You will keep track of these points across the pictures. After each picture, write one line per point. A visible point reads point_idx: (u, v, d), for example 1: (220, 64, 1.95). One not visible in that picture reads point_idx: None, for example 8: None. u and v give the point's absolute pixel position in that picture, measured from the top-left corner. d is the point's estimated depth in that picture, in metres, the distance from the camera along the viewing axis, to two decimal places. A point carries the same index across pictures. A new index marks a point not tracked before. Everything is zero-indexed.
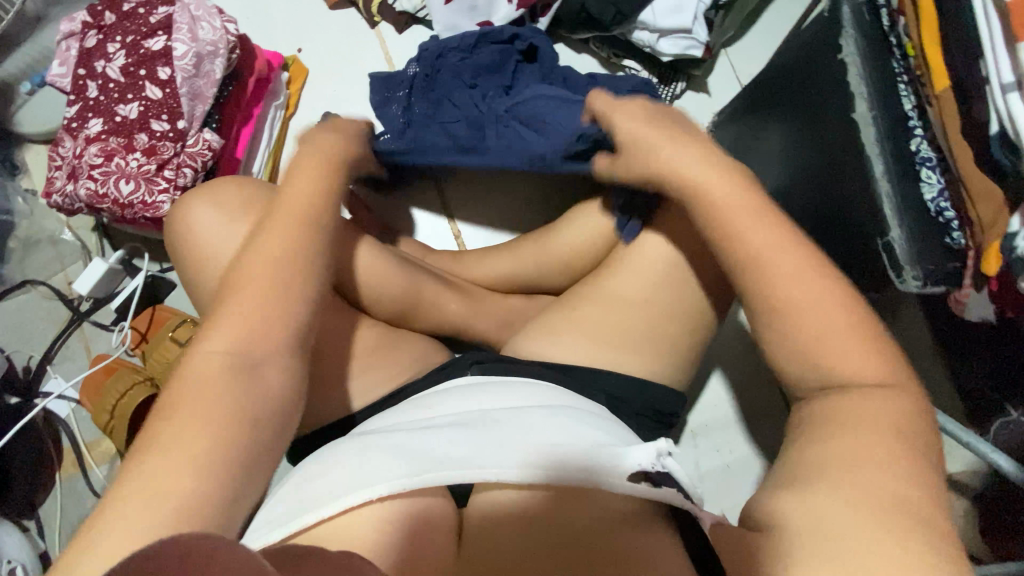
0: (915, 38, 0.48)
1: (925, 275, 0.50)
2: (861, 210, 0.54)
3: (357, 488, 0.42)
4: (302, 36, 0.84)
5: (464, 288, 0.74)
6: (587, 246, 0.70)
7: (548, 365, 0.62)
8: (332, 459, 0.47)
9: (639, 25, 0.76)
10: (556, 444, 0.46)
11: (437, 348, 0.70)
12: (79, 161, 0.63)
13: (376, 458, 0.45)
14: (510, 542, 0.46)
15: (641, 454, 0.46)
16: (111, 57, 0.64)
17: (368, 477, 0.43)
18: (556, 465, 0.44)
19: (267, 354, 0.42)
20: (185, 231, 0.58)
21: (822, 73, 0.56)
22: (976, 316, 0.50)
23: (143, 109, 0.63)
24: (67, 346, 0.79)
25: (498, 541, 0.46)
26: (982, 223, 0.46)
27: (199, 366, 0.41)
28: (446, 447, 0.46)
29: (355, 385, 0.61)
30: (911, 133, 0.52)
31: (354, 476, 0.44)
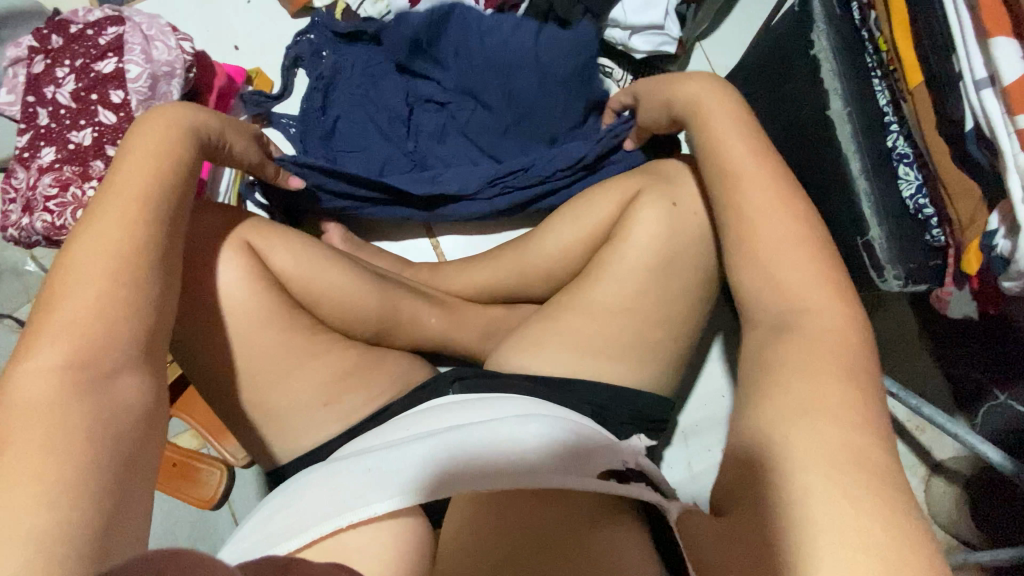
0: (887, 32, 0.47)
1: (906, 274, 0.49)
2: (841, 209, 0.53)
3: (342, 509, 0.42)
4: (265, 49, 0.81)
5: (444, 301, 0.73)
6: (567, 253, 0.69)
7: (532, 378, 0.62)
8: (314, 481, 0.47)
9: (609, 22, 0.74)
10: (536, 447, 0.46)
11: (419, 364, 0.68)
12: (33, 193, 0.60)
13: (357, 477, 0.45)
14: (490, 547, 0.46)
15: (611, 456, 0.48)
16: (61, 82, 0.61)
17: (352, 498, 0.43)
18: (544, 470, 0.44)
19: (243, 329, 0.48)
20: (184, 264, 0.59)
21: (796, 70, 0.55)
22: (958, 312, 0.49)
23: (96, 135, 0.60)
24: None
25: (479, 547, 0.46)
26: (960, 221, 0.45)
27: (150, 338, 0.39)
28: (422, 458, 0.45)
29: (333, 409, 0.59)
30: (887, 129, 0.51)
31: (340, 496, 0.44)
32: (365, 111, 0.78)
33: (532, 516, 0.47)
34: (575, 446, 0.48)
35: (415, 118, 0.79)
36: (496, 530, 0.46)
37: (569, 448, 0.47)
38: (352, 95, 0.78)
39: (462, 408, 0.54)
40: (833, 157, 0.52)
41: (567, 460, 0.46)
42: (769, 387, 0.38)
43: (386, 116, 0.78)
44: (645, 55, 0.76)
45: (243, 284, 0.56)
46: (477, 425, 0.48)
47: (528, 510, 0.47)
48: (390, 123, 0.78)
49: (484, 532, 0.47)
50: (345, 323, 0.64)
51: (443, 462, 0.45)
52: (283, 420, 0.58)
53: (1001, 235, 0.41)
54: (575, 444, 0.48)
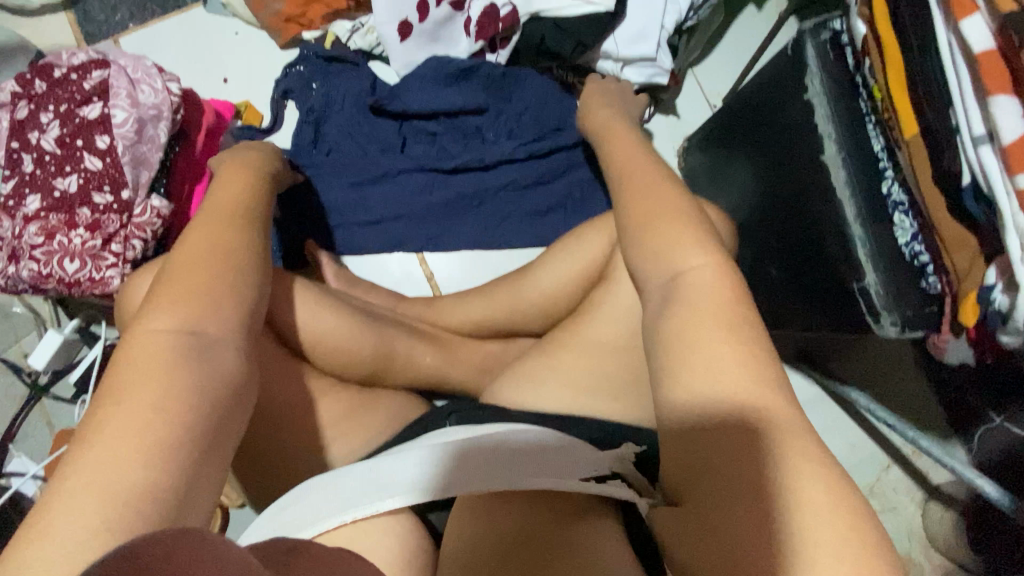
0: (881, 81, 0.47)
1: (902, 321, 0.49)
2: (835, 252, 0.53)
3: (343, 505, 0.44)
4: (253, 82, 0.80)
5: (438, 338, 0.72)
6: (563, 288, 0.68)
7: (532, 415, 0.60)
8: (318, 480, 0.48)
9: (601, 54, 0.74)
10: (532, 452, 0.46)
11: (415, 403, 0.68)
12: (18, 241, 0.59)
13: (361, 475, 0.46)
14: (477, 559, 0.44)
15: (598, 459, 0.48)
16: (45, 127, 0.60)
17: (354, 495, 0.44)
18: (532, 476, 0.44)
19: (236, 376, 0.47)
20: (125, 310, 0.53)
21: (790, 111, 0.55)
22: (954, 359, 0.49)
23: (82, 182, 0.59)
24: (28, 422, 0.75)
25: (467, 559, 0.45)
26: (957, 272, 0.45)
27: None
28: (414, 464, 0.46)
29: (327, 455, 0.58)
30: (881, 175, 0.50)
31: (342, 493, 0.45)
32: (357, 141, 0.77)
33: (517, 519, 0.46)
34: (568, 451, 0.48)
35: (408, 146, 0.79)
36: (483, 538, 0.45)
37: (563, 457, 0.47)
38: (344, 125, 0.77)
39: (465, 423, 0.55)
40: (828, 199, 0.52)
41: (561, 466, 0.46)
42: (749, 414, 0.35)
43: (379, 145, 0.78)
44: (638, 86, 0.76)
45: None
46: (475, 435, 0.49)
47: (512, 512, 0.46)
48: (383, 152, 0.78)
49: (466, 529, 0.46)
50: (339, 366, 0.63)
51: (432, 466, 0.45)
52: (275, 471, 0.57)
53: (999, 291, 0.41)
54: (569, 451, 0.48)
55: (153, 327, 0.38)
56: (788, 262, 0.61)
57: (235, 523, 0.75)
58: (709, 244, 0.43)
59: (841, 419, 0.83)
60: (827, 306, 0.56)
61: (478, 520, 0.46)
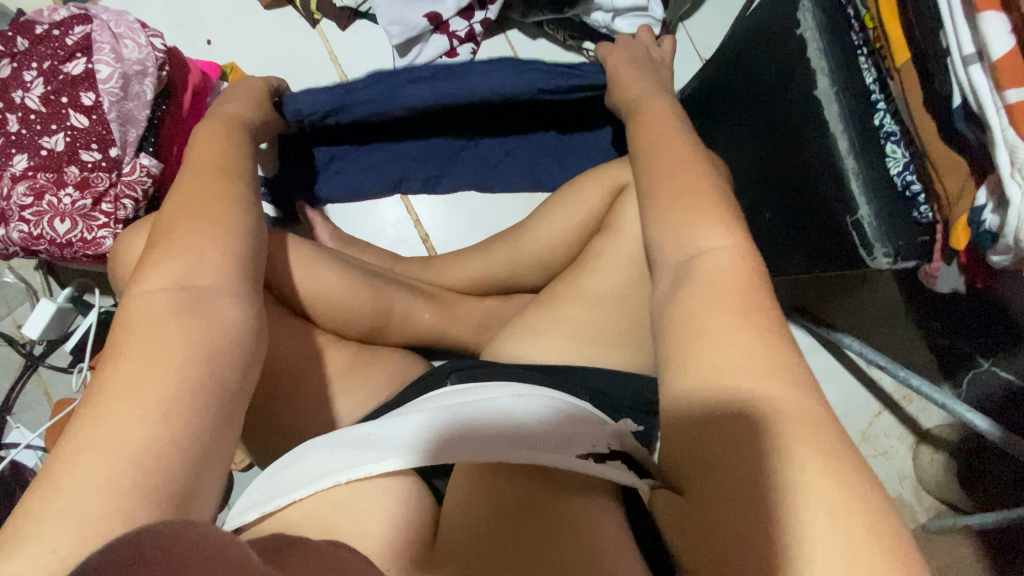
0: (873, 10, 0.47)
1: (895, 251, 0.49)
2: (828, 187, 0.53)
3: (332, 468, 0.39)
4: (238, 43, 0.79)
5: (437, 296, 0.72)
6: (561, 243, 0.69)
7: (532, 366, 0.59)
8: (310, 445, 0.42)
9: (594, 4, 0.74)
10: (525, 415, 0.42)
11: (416, 360, 0.67)
12: (7, 202, 0.59)
13: (355, 436, 0.42)
14: (473, 530, 0.39)
15: (597, 435, 0.42)
16: (29, 85, 0.59)
17: (343, 460, 0.39)
18: (541, 435, 0.40)
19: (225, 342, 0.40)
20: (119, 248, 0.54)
21: (782, 48, 0.55)
22: (947, 287, 0.51)
23: (69, 139, 0.59)
24: (25, 393, 0.74)
25: (466, 529, 0.39)
26: (949, 197, 0.45)
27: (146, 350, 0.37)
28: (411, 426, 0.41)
29: (329, 411, 0.57)
30: (874, 107, 0.51)
31: (329, 462, 0.39)
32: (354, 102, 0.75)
33: (518, 491, 0.40)
34: (574, 422, 0.43)
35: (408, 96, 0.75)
36: (485, 509, 0.40)
37: (578, 428, 0.42)
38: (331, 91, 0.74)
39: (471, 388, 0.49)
40: (820, 131, 0.52)
41: (583, 443, 0.40)
42: None
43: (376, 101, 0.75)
44: (630, 37, 0.76)
45: None
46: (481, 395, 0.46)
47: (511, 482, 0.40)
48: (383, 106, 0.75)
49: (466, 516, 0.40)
50: (336, 322, 0.63)
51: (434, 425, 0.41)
52: (277, 424, 0.56)
53: (989, 211, 0.41)
54: (574, 424, 0.43)
55: (150, 263, 0.37)
56: (782, 206, 0.61)
57: (238, 486, 0.75)
58: (688, 179, 0.43)
59: (834, 366, 0.85)
60: (823, 244, 0.56)
61: (483, 494, 0.41)
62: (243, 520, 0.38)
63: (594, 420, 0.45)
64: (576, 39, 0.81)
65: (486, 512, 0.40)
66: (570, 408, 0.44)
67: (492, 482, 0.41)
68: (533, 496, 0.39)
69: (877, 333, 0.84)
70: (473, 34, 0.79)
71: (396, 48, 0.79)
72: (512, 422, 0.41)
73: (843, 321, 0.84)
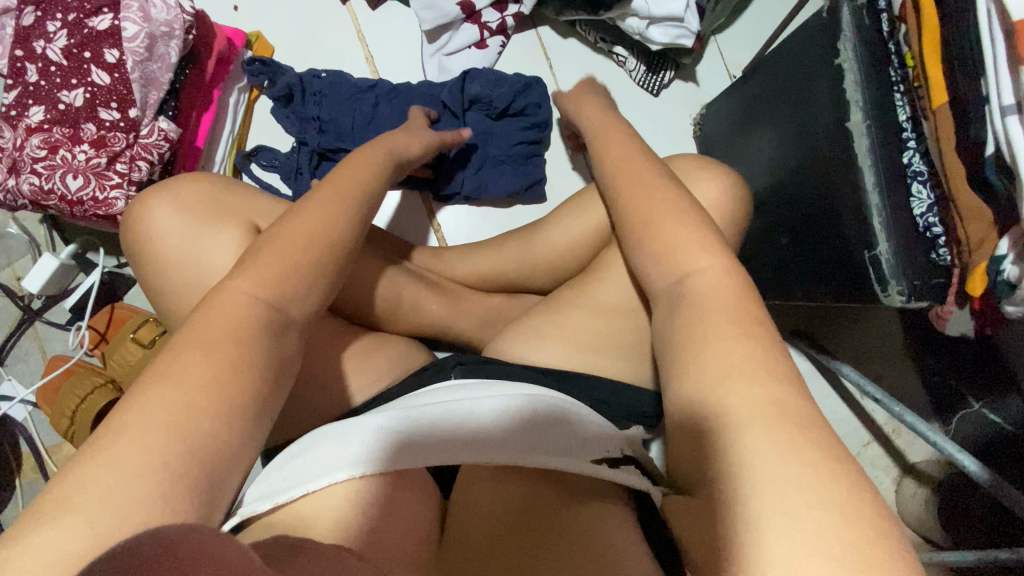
0: (916, 49, 0.47)
1: (909, 290, 0.50)
2: (849, 220, 0.53)
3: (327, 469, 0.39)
4: (266, 13, 0.77)
5: (445, 288, 0.71)
6: (574, 247, 0.69)
7: (534, 368, 0.60)
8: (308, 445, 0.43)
9: (631, 10, 0.73)
10: (501, 419, 0.44)
11: (420, 350, 0.67)
12: (20, 153, 0.57)
13: (344, 433, 0.42)
14: (486, 525, 0.43)
15: (611, 439, 0.46)
16: (52, 37, 0.58)
17: (337, 456, 0.39)
18: (527, 433, 0.43)
19: None
20: (140, 240, 0.53)
21: (818, 76, 0.55)
22: (955, 331, 0.51)
23: (89, 96, 0.58)
24: (19, 346, 0.73)
25: (470, 527, 0.43)
26: (969, 243, 0.46)
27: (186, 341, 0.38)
28: (401, 424, 0.42)
29: (331, 394, 0.57)
30: (904, 145, 0.51)
31: (350, 452, 0.39)
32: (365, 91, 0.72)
33: (527, 491, 0.45)
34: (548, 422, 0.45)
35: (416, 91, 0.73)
36: (501, 509, 0.44)
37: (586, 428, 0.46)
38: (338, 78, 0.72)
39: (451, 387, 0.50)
40: (848, 163, 0.53)
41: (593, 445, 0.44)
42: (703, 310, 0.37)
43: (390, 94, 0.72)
44: (661, 46, 0.76)
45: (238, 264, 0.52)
46: (463, 394, 0.47)
47: (517, 487, 0.45)
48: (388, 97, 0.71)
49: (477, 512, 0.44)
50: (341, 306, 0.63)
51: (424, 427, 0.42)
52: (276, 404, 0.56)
53: (1010, 261, 0.41)
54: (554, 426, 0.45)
55: None
56: (800, 231, 0.62)
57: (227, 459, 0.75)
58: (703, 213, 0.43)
59: (828, 392, 0.86)
60: (837, 274, 0.57)
61: (495, 492, 0.45)
62: (245, 515, 0.36)
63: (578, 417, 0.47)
64: (607, 43, 0.80)
65: (501, 517, 0.44)
66: (570, 408, 0.47)
67: (500, 483, 0.45)
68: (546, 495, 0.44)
69: (873, 364, 0.85)
70: (504, 27, 0.78)
71: (426, 34, 0.78)
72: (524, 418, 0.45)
73: (841, 349, 0.85)
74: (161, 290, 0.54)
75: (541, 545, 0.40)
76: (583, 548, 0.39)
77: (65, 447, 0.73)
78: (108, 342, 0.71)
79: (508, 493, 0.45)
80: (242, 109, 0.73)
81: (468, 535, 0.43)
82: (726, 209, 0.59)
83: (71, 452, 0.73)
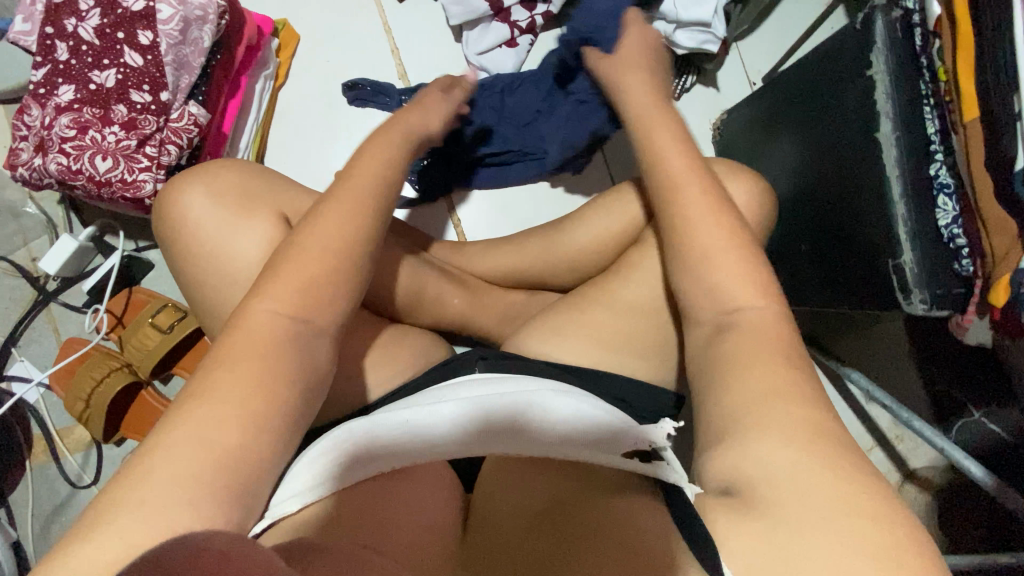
0: (949, 63, 0.48)
1: (931, 299, 0.51)
2: (874, 229, 0.55)
3: (327, 469, 0.38)
4: (293, 2, 0.77)
5: (466, 282, 0.72)
6: (595, 246, 0.69)
7: (556, 364, 0.60)
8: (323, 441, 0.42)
9: (658, 13, 0.73)
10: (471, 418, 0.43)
11: (441, 343, 0.67)
12: (48, 132, 0.57)
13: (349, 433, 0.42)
14: (514, 523, 0.44)
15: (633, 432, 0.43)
16: (84, 15, 0.58)
17: (339, 458, 0.39)
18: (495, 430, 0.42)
19: (289, 322, 0.39)
20: (171, 224, 0.53)
21: (848, 87, 0.56)
22: (975, 339, 0.54)
23: (121, 77, 0.58)
24: (33, 327, 0.73)
25: (498, 528, 0.44)
26: (995, 255, 0.47)
27: (234, 327, 0.38)
28: (388, 424, 0.42)
29: (356, 384, 0.57)
30: (931, 158, 0.52)
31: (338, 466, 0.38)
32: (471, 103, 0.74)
33: (554, 490, 0.45)
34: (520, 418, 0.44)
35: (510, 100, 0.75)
36: (528, 505, 0.45)
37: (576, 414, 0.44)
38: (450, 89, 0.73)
39: (453, 386, 0.50)
40: (875, 172, 0.54)
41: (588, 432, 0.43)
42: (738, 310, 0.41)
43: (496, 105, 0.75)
44: (686, 51, 0.76)
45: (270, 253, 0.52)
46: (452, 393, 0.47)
47: (544, 482, 0.46)
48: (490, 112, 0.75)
49: (504, 511, 0.45)
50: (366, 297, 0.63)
51: (402, 426, 0.42)
52: None
53: None
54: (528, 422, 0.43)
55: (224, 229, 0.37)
56: (820, 237, 0.63)
57: None
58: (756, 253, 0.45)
59: (835, 397, 0.87)
60: (855, 282, 0.58)
61: (523, 492, 0.46)
62: (277, 514, 0.34)
63: (576, 408, 0.45)
64: None
65: (529, 511, 0.44)
66: (550, 398, 0.45)
67: (522, 481, 0.46)
68: (572, 491, 0.44)
69: (880, 370, 0.86)
70: (533, 26, 0.78)
71: (454, 29, 0.79)
72: (502, 415, 0.44)
73: (849, 354, 0.87)
74: (191, 274, 0.53)
75: (572, 537, 0.40)
76: (618, 540, 0.38)
77: (76, 430, 0.72)
78: (126, 325, 0.71)
79: (530, 491, 0.46)
80: (267, 97, 0.73)
81: (498, 532, 0.44)
82: (751, 214, 0.60)
83: (83, 436, 0.72)
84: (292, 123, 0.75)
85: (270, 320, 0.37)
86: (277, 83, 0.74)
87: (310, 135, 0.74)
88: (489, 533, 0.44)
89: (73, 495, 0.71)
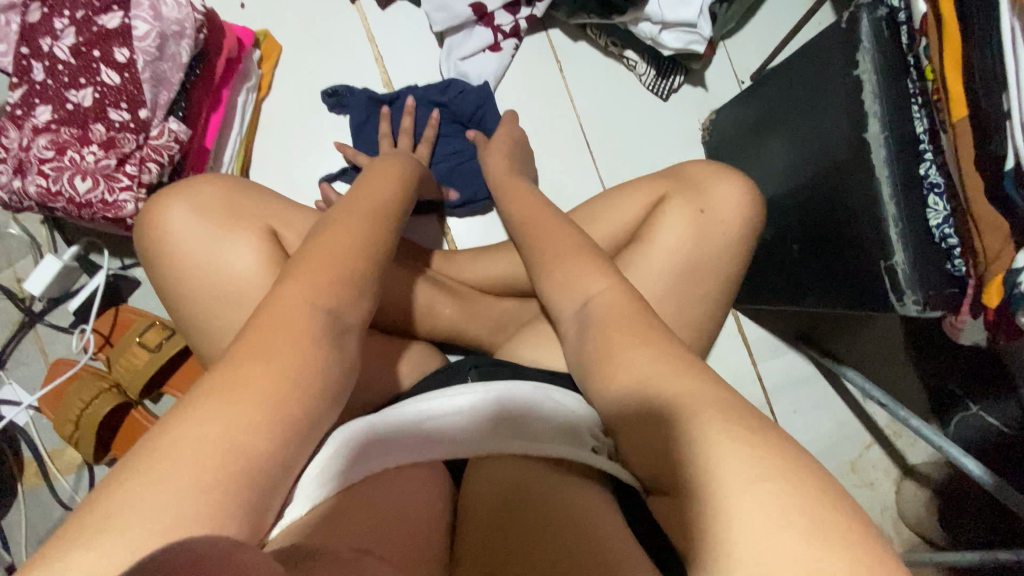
0: (936, 62, 0.48)
1: (925, 300, 0.51)
2: (865, 230, 0.54)
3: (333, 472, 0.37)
4: (274, 12, 0.76)
5: (456, 291, 0.71)
6: None
7: (547, 371, 0.60)
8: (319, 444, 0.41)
9: (644, 15, 0.72)
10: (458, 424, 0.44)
11: (433, 354, 0.67)
12: (26, 154, 0.56)
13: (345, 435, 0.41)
14: (485, 516, 0.41)
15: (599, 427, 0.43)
16: (59, 34, 0.57)
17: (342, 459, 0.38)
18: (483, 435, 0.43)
19: None
20: (153, 246, 0.52)
21: (836, 87, 0.56)
22: (970, 340, 0.51)
23: (98, 96, 0.57)
24: (20, 349, 0.72)
25: (472, 528, 0.41)
26: (986, 255, 0.46)
27: None
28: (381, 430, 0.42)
29: None
30: (921, 157, 0.52)
31: (339, 467, 0.38)
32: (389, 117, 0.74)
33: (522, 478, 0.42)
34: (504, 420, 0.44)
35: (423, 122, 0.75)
36: (496, 496, 0.41)
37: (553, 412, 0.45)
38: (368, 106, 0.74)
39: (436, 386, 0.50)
40: (866, 173, 0.53)
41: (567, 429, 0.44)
42: None
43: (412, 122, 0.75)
44: (673, 52, 0.76)
45: (253, 272, 0.52)
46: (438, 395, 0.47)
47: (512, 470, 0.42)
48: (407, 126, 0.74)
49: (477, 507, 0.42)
50: None
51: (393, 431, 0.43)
52: None
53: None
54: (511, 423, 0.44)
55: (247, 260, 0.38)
56: (812, 238, 0.62)
57: None
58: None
59: (832, 394, 0.87)
60: (849, 282, 0.58)
61: (490, 482, 0.43)
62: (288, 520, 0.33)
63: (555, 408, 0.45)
64: (618, 46, 0.80)
65: (499, 504, 0.41)
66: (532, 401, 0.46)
67: (495, 472, 0.43)
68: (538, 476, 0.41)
69: (876, 367, 0.86)
70: (517, 30, 0.77)
71: (438, 35, 0.78)
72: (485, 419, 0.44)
73: (846, 352, 0.86)
74: (175, 294, 0.53)
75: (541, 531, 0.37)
76: (587, 532, 0.35)
77: (68, 452, 0.71)
78: (113, 344, 0.70)
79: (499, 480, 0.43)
80: (251, 110, 0.72)
81: (473, 531, 0.41)
82: (741, 217, 0.60)
83: (75, 457, 0.71)
84: (275, 136, 0.74)
85: (250, 345, 0.37)
86: (260, 95, 0.74)
87: (295, 147, 0.74)
88: (466, 533, 0.41)
89: (67, 516, 0.70)
